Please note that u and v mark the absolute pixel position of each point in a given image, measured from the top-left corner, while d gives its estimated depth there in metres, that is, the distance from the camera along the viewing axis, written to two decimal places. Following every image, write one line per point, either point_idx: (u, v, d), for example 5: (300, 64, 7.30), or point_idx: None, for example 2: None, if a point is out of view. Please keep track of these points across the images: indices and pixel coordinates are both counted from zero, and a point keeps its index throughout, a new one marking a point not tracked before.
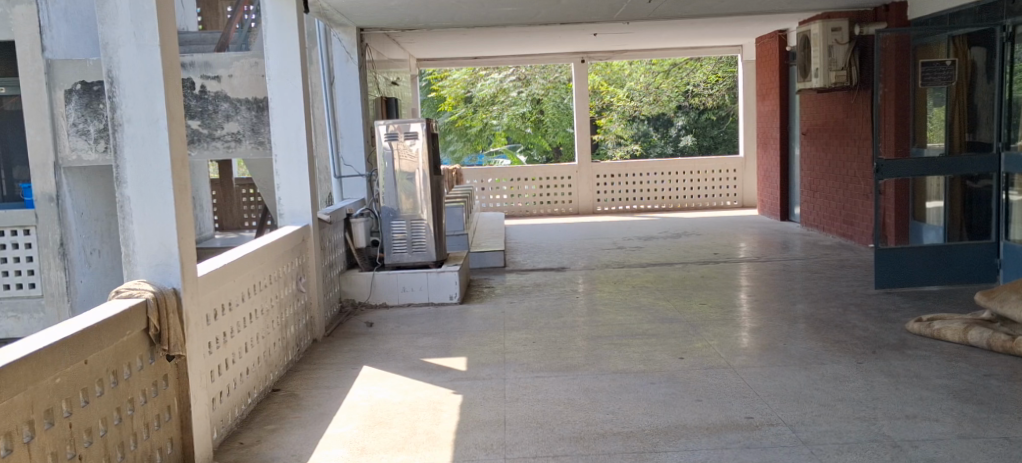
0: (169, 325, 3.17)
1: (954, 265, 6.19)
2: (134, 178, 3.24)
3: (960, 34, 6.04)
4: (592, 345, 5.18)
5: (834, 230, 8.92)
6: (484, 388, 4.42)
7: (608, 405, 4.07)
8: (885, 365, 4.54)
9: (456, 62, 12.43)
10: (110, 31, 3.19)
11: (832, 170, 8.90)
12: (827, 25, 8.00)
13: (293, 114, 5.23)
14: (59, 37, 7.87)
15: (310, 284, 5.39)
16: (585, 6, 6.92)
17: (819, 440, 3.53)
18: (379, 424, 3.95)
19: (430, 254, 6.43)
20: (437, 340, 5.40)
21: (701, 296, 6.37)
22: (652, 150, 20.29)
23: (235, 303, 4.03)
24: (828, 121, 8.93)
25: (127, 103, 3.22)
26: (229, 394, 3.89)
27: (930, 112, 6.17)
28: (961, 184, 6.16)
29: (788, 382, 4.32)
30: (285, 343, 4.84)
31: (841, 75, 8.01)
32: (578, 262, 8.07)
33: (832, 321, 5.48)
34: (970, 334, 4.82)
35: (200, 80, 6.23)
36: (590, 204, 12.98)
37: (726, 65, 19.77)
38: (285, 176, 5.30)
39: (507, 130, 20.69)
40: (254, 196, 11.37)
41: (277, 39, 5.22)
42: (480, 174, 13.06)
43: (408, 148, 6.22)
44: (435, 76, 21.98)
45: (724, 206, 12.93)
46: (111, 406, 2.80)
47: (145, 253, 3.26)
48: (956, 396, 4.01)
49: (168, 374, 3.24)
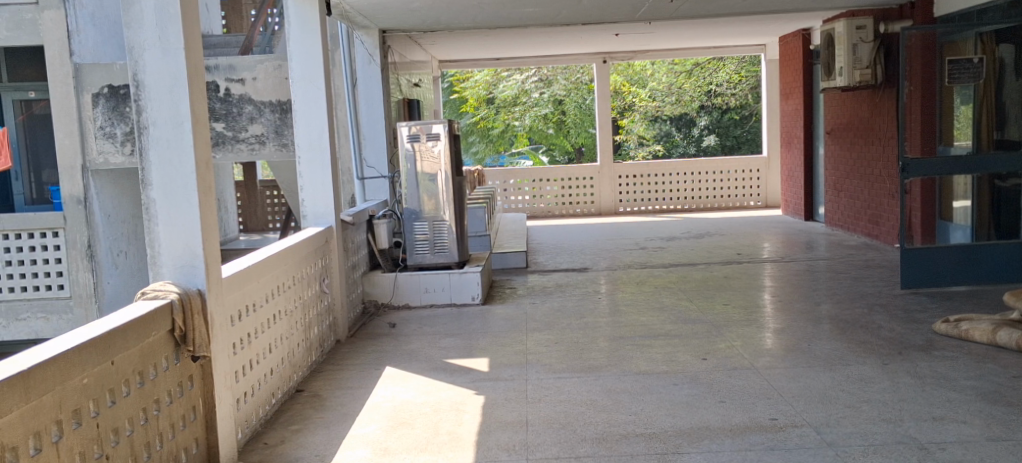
0: (194, 326, 3.20)
1: (983, 265, 6.10)
2: (159, 180, 3.28)
3: (987, 31, 5.94)
4: (614, 346, 5.17)
5: (860, 230, 8.81)
6: (507, 389, 4.42)
7: (631, 406, 4.07)
8: (911, 366, 4.50)
9: (479, 63, 12.43)
10: (135, 34, 3.24)
11: (857, 170, 8.81)
12: (851, 23, 7.91)
13: (316, 117, 5.26)
14: (87, 41, 8.00)
15: (333, 285, 5.42)
16: (607, 6, 6.91)
17: (845, 441, 3.50)
18: (402, 424, 3.97)
19: (452, 255, 6.44)
20: (459, 341, 5.41)
21: (724, 296, 6.34)
22: (675, 150, 20.24)
23: (260, 305, 4.07)
24: (853, 121, 8.84)
25: (152, 106, 3.26)
26: (253, 394, 3.92)
27: (958, 111, 6.07)
28: (990, 183, 6.04)
29: (813, 383, 4.28)
30: (308, 344, 4.87)
31: (865, 74, 7.92)
32: (600, 262, 8.05)
33: (857, 322, 5.43)
34: (999, 335, 4.75)
35: (225, 83, 6.27)
36: (612, 204, 12.93)
37: (749, 65, 19.54)
38: (309, 177, 5.34)
39: (529, 131, 20.66)
40: (278, 197, 11.46)
41: (299, 41, 5.25)
42: (502, 175, 13.05)
43: (430, 150, 6.25)
44: (457, 77, 22.12)
45: (748, 206, 12.85)
46: (137, 407, 2.84)
47: (171, 254, 3.30)
48: (985, 398, 3.95)
49: (194, 374, 3.28)
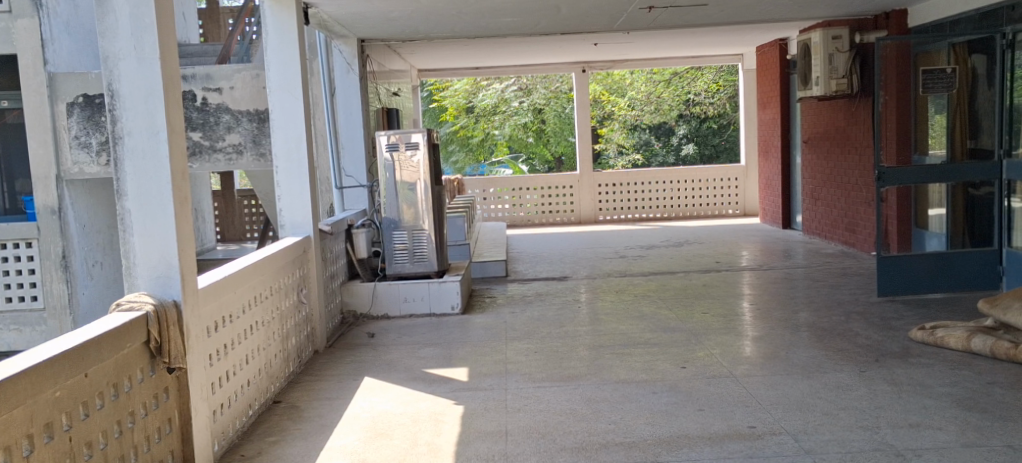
0: (170, 337, 3.17)
1: (957, 273, 6.16)
2: (134, 190, 3.26)
3: (960, 41, 6.05)
4: (594, 355, 5.17)
5: (837, 238, 8.89)
6: (487, 399, 4.41)
7: (610, 415, 4.07)
8: (888, 373, 4.53)
9: (458, 73, 12.43)
10: (110, 44, 3.21)
11: (834, 178, 8.88)
12: (827, 33, 8.03)
13: (294, 125, 5.25)
14: (61, 51, 7.90)
15: (311, 295, 5.38)
16: (585, 15, 6.93)
17: (823, 449, 3.51)
18: (380, 435, 3.95)
19: (431, 264, 6.42)
20: (438, 350, 5.39)
21: (703, 305, 6.35)
22: (654, 160, 20.34)
23: (236, 316, 4.04)
24: (830, 130, 8.90)
25: (127, 116, 3.24)
26: (230, 405, 3.89)
27: (932, 120, 6.15)
28: (963, 191, 6.13)
29: (790, 391, 4.30)
30: (286, 355, 4.83)
31: (842, 83, 7.97)
32: (579, 271, 8.05)
33: (834, 329, 5.47)
34: (973, 341, 4.81)
35: (202, 92, 6.00)
36: (591, 213, 12.96)
37: (727, 74, 19.68)
38: (286, 187, 5.30)
39: (509, 140, 20.70)
40: (256, 207, 11.39)
41: (277, 51, 5.24)
42: (482, 183, 13.00)
43: (409, 159, 6.23)
44: (436, 86, 22.10)
45: (726, 214, 12.92)
46: (112, 419, 2.81)
47: (146, 265, 3.27)
48: (960, 404, 3.99)
49: (169, 386, 3.25)
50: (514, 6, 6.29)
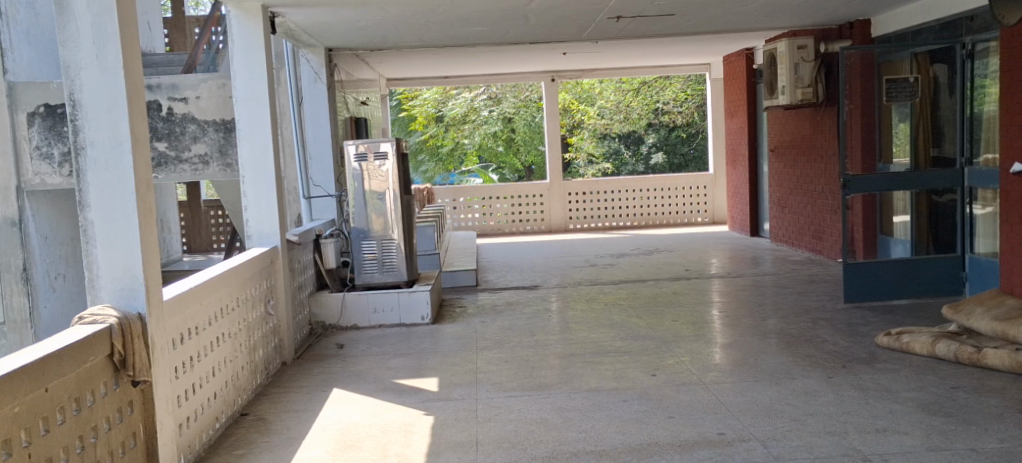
0: (134, 350, 3.13)
1: (921, 279, 6.26)
2: (97, 201, 3.21)
3: (922, 51, 6.14)
4: (565, 363, 5.17)
5: (804, 245, 8.99)
6: (457, 409, 4.40)
7: (581, 424, 4.06)
8: (855, 379, 4.58)
9: (427, 82, 12.42)
10: (71, 53, 3.15)
11: (800, 186, 8.99)
12: (793, 43, 8.08)
13: (261, 135, 5.21)
14: (22, 60, 7.71)
15: (278, 306, 5.33)
16: (553, 25, 6.95)
17: (791, 455, 3.54)
18: (349, 447, 3.91)
19: (401, 274, 6.40)
20: (408, 361, 5.37)
21: (673, 313, 6.38)
22: (624, 168, 20.45)
23: (202, 328, 3.99)
24: (796, 138, 9.02)
25: (90, 126, 3.18)
26: (196, 419, 3.84)
27: (896, 128, 6.23)
28: (927, 198, 6.21)
29: (760, 397, 4.34)
30: (253, 367, 4.77)
31: (808, 92, 8.07)
32: (550, 280, 8.05)
33: (802, 336, 5.52)
34: (938, 346, 4.87)
35: (167, 102, 5.58)
36: (562, 222, 12.99)
37: (695, 83, 19.91)
38: (253, 197, 5.26)
39: (478, 149, 20.76)
40: (223, 217, 11.26)
41: (243, 60, 5.21)
42: (452, 193, 12.96)
43: (377, 169, 6.21)
44: (405, 95, 21.99)
45: (696, 222, 13.01)
46: (74, 434, 2.76)
47: (110, 277, 3.22)
48: (926, 409, 4.04)
49: (134, 399, 3.20)
50: (484, 15, 6.30)
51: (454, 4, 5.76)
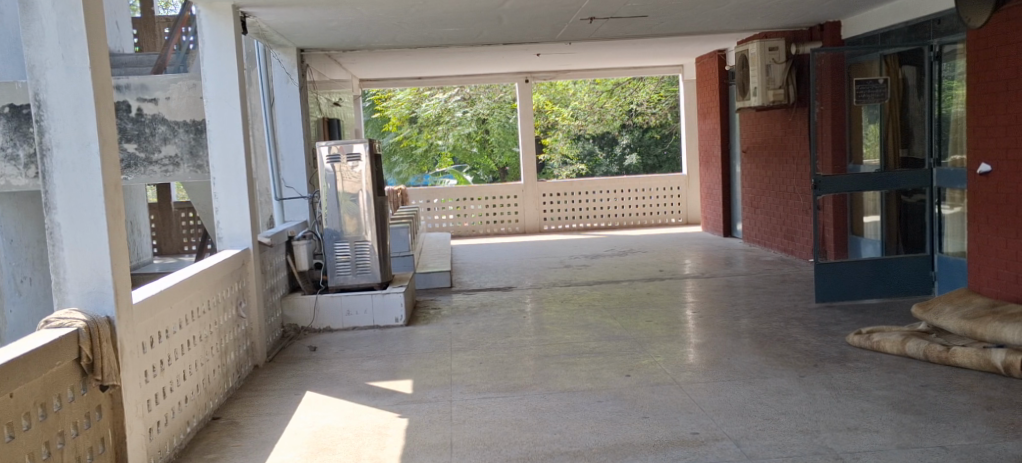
0: (102, 354, 3.08)
1: (891, 278, 6.33)
2: (64, 204, 3.15)
3: (891, 53, 6.20)
4: (539, 365, 5.16)
5: (776, 245, 9.06)
6: (431, 411, 4.38)
7: (555, 425, 4.06)
8: (827, 377, 4.62)
9: (400, 83, 12.38)
10: (36, 53, 3.09)
11: (772, 187, 9.06)
12: (764, 44, 8.14)
13: (232, 136, 5.16)
14: None
15: (250, 309, 5.28)
16: (526, 26, 6.95)
17: (764, 454, 3.56)
18: (322, 450, 3.88)
19: (374, 276, 6.36)
20: (382, 363, 5.34)
21: (647, 313, 6.40)
22: (598, 170, 20.51)
23: (173, 331, 3.94)
24: (768, 139, 9.09)
25: (55, 127, 3.13)
26: (166, 423, 3.79)
27: (866, 129, 6.32)
28: (897, 198, 6.29)
29: (732, 397, 4.36)
30: (224, 371, 4.72)
31: (778, 94, 8.19)
32: (524, 281, 8.04)
33: (774, 335, 5.57)
34: (908, 345, 4.92)
35: (136, 102, 5.46)
36: (536, 222, 13.00)
37: (668, 84, 20.04)
38: (224, 199, 5.21)
39: (452, 150, 20.72)
40: (194, 219, 11.16)
41: (215, 60, 5.18)
42: (426, 194, 12.92)
43: (350, 170, 6.17)
44: (379, 96, 21.85)
45: (669, 222, 13.08)
46: (39, 440, 2.71)
47: (77, 280, 3.17)
48: (896, 407, 4.08)
49: (102, 404, 3.14)
50: (456, 15, 6.27)
51: (426, 5, 5.74)
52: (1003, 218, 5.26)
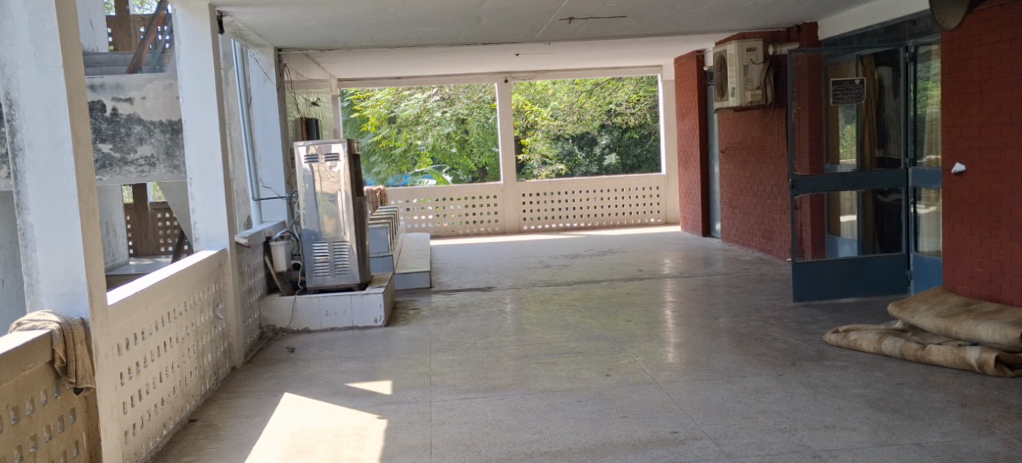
0: (76, 356, 3.04)
1: (868, 277, 6.38)
2: (36, 204, 3.11)
3: (867, 54, 6.26)
4: (519, 365, 5.16)
5: (755, 245, 9.12)
6: (411, 412, 4.36)
7: (535, 425, 4.06)
8: (804, 376, 4.65)
9: (379, 82, 12.33)
10: (7, 51, 3.04)
11: (750, 187, 9.12)
12: (742, 45, 8.21)
13: (208, 135, 5.11)
14: None
15: (228, 310, 5.24)
16: (505, 26, 6.95)
17: (743, 452, 3.57)
18: (301, 452, 3.86)
19: (353, 276, 6.34)
20: (361, 364, 5.31)
21: (626, 313, 6.41)
22: (577, 169, 20.55)
23: (149, 332, 3.90)
24: (746, 140, 9.16)
25: (27, 126, 3.09)
26: (142, 425, 3.75)
27: (843, 129, 6.38)
28: (873, 198, 6.35)
29: (711, 396, 4.38)
30: (201, 372, 4.67)
31: (756, 94, 8.22)
32: (503, 281, 8.04)
33: (752, 334, 5.59)
34: (884, 344, 4.96)
35: (111, 102, 5.39)
36: (516, 222, 12.99)
37: (647, 85, 20.14)
38: (201, 199, 5.17)
39: (432, 150, 20.66)
40: (170, 220, 11.05)
41: (190, 59, 5.13)
42: (405, 194, 12.86)
43: (329, 170, 6.14)
44: (358, 96, 21.75)
45: (649, 222, 13.13)
46: (12, 444, 2.66)
47: (50, 281, 3.13)
48: (873, 405, 4.12)
49: (76, 407, 3.11)
50: (436, 15, 6.26)
51: (404, 5, 5.74)
52: (977, 218, 5.33)
